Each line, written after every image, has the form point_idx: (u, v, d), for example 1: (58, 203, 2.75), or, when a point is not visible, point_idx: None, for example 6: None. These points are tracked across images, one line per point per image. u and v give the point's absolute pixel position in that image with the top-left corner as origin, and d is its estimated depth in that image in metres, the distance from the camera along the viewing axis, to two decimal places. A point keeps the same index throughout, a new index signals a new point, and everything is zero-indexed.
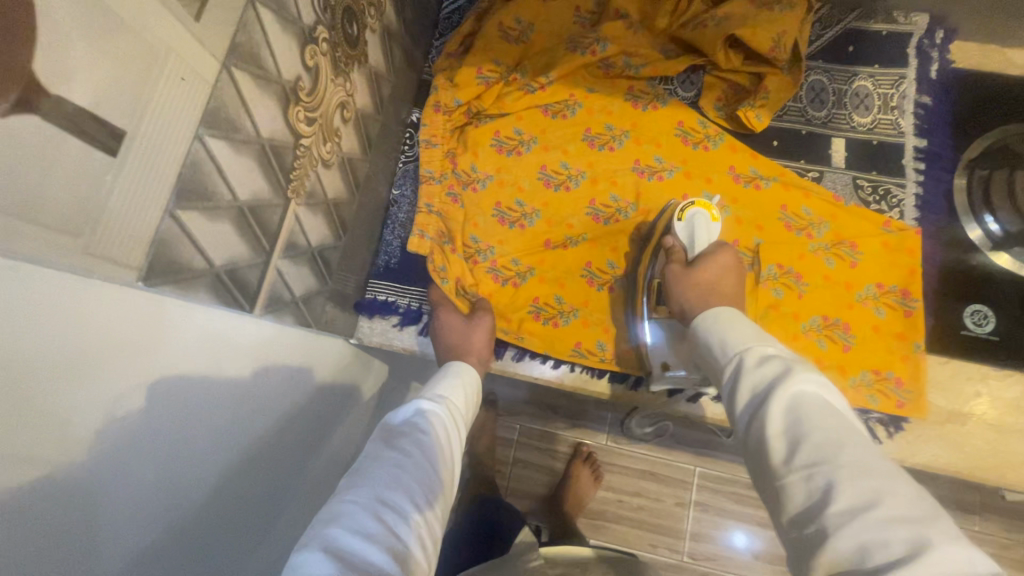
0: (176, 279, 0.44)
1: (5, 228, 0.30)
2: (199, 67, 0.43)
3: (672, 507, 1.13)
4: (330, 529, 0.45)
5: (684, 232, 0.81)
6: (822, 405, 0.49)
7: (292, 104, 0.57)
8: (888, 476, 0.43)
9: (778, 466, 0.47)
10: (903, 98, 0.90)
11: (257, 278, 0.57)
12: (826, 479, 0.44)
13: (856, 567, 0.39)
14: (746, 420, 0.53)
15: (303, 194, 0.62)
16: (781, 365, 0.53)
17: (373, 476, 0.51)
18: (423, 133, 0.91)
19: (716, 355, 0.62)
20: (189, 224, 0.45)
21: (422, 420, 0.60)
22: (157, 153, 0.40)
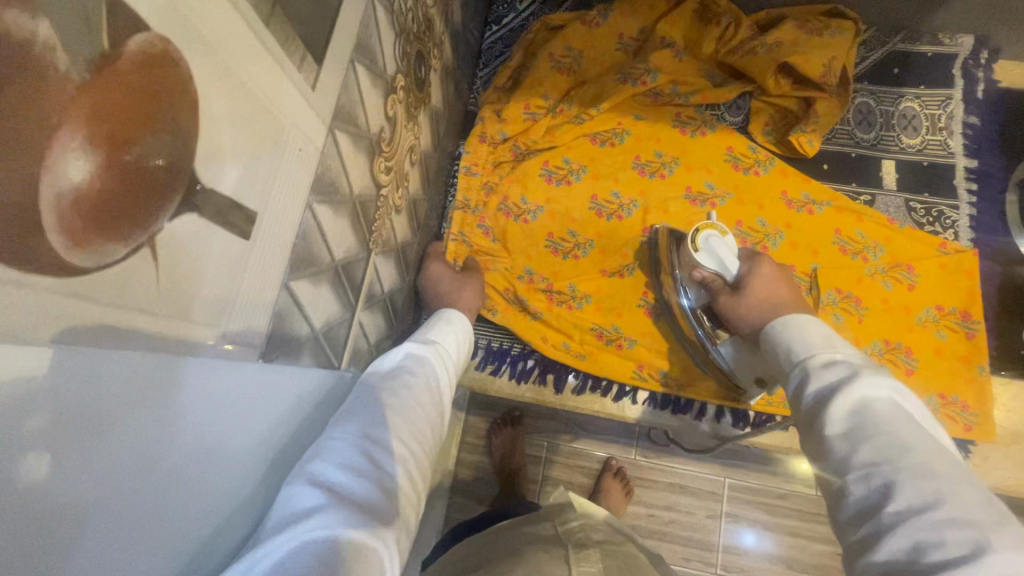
0: (286, 349, 0.44)
1: (165, 330, 0.29)
2: (313, 135, 0.42)
3: (704, 521, 0.97)
4: (313, 462, 0.40)
5: (711, 260, 0.74)
6: (891, 409, 0.45)
7: (376, 155, 0.56)
8: (957, 480, 0.39)
9: (837, 466, 0.44)
10: (951, 118, 0.90)
11: (344, 334, 0.56)
12: (887, 479, 0.40)
13: (910, 568, 0.36)
14: (805, 422, 0.49)
15: (380, 243, 0.62)
16: (846, 368, 0.49)
17: (363, 407, 0.46)
18: (464, 161, 0.90)
19: (777, 359, 0.58)
20: (298, 293, 0.44)
21: (417, 358, 0.56)
22: (281, 229, 0.39)
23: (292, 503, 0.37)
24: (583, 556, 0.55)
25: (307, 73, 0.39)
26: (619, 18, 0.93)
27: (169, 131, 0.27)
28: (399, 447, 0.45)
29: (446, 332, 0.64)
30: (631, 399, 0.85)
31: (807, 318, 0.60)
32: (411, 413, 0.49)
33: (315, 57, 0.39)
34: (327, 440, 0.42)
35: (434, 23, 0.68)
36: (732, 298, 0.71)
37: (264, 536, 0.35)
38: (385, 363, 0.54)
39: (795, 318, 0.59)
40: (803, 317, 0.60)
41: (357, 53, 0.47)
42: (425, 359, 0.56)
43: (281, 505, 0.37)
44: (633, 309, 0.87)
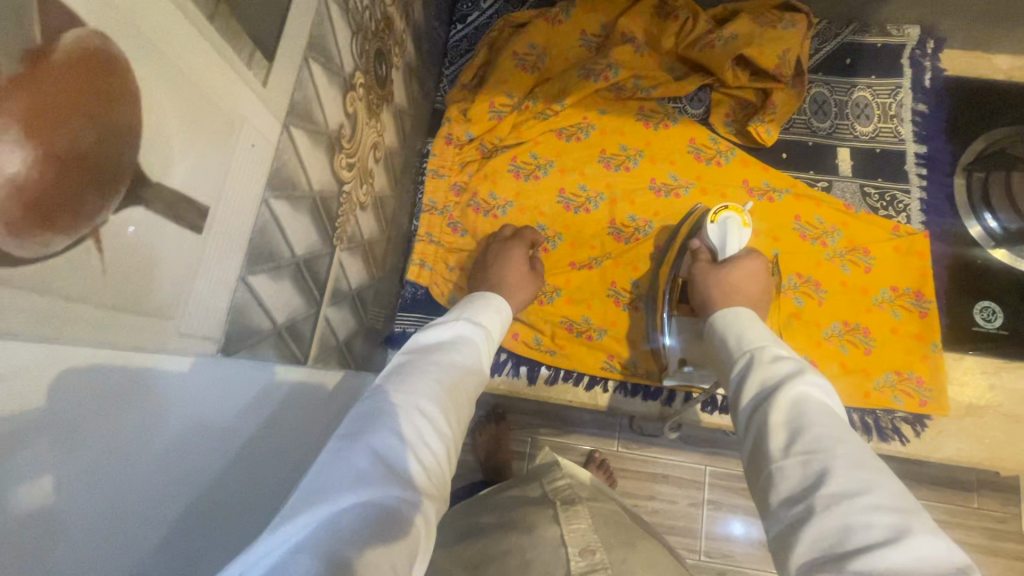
0: (246, 343, 0.44)
1: (114, 321, 0.30)
2: (265, 130, 0.42)
3: (686, 509, 0.98)
4: (366, 430, 0.41)
5: (715, 235, 0.79)
6: (823, 407, 0.50)
7: (337, 152, 0.56)
8: (878, 471, 0.43)
9: (776, 450, 0.47)
10: (901, 106, 0.94)
11: (310, 329, 0.57)
12: (822, 466, 0.44)
13: (835, 547, 0.39)
14: (751, 407, 0.53)
15: (345, 239, 0.62)
16: (794, 367, 0.54)
17: (410, 382, 0.48)
18: (431, 164, 0.92)
19: (727, 351, 0.62)
20: (257, 287, 0.44)
21: (460, 341, 0.57)
22: (235, 224, 0.40)
23: (338, 468, 0.38)
24: (572, 513, 0.61)
25: (257, 69, 0.39)
26: (581, 15, 0.95)
27: (111, 124, 0.27)
28: (441, 422, 0.46)
29: (489, 316, 0.66)
30: (603, 387, 0.87)
31: (753, 315, 0.66)
32: (453, 391, 0.50)
33: (265, 54, 0.40)
34: (376, 410, 0.44)
35: (394, 22, 0.69)
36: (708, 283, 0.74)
37: (310, 496, 0.36)
38: (428, 342, 0.55)
39: (739, 311, 0.66)
40: (753, 316, 0.66)
41: (310, 51, 0.47)
42: (467, 342, 0.58)
43: (327, 467, 0.38)
44: (602, 299, 0.88)
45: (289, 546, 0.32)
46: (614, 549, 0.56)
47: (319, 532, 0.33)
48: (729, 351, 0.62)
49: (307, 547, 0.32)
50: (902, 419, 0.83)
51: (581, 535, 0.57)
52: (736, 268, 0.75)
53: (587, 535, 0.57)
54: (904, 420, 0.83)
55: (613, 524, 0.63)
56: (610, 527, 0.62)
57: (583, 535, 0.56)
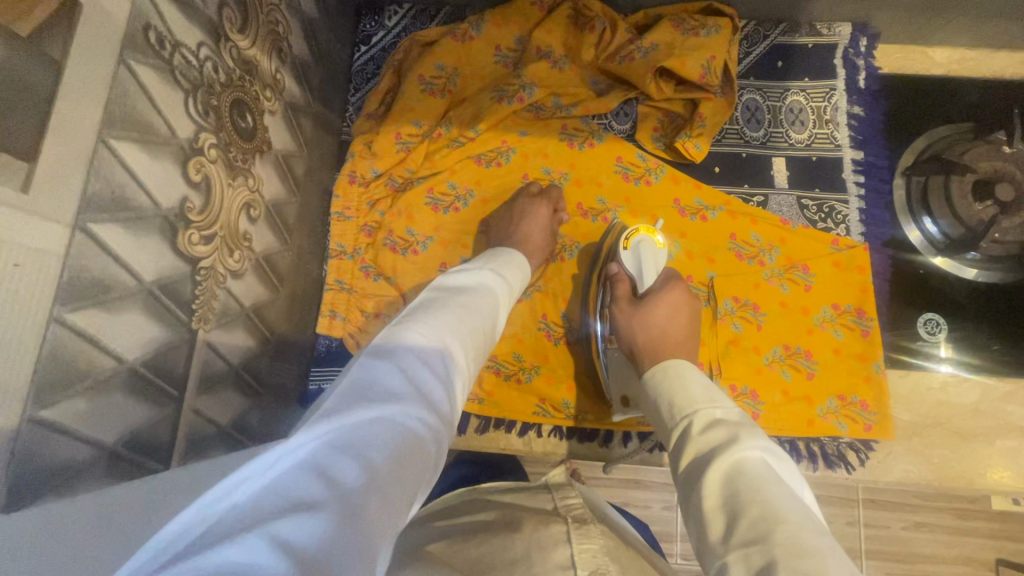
0: (51, 485, 0.38)
1: None
2: (41, 241, 0.35)
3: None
4: (405, 352, 0.41)
5: (632, 262, 0.76)
6: (768, 475, 0.41)
7: (182, 229, 0.49)
8: (828, 555, 0.34)
9: (717, 545, 0.39)
10: (836, 110, 0.89)
11: (169, 430, 0.51)
12: (763, 559, 0.35)
13: None
14: (684, 486, 0.45)
15: (212, 318, 0.56)
16: (728, 433, 0.46)
17: (443, 316, 0.47)
18: (337, 205, 0.85)
19: (663, 418, 0.54)
20: (59, 419, 0.38)
21: (485, 287, 0.56)
22: (6, 367, 0.34)
23: (376, 381, 0.37)
24: (583, 532, 0.46)
25: (8, 174, 0.32)
26: (492, 29, 0.88)
27: None
28: (460, 367, 0.45)
29: (510, 268, 0.64)
30: (537, 432, 0.82)
31: (685, 367, 0.58)
32: (473, 332, 0.49)
33: (20, 154, 0.33)
34: (411, 333, 0.43)
35: (260, 63, 0.62)
36: (632, 320, 0.69)
37: (349, 400, 0.35)
38: (458, 282, 0.54)
39: (676, 362, 0.59)
40: (684, 367, 0.58)
41: (111, 128, 0.40)
42: (490, 289, 0.57)
43: (364, 374, 0.37)
44: (532, 335, 0.83)
45: (325, 445, 0.31)
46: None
47: (354, 437, 0.32)
48: (664, 416, 0.54)
49: (342, 450, 0.31)
50: (848, 445, 0.80)
51: (592, 556, 0.42)
52: (659, 301, 0.70)
53: (598, 556, 0.42)
54: (850, 446, 0.80)
55: (631, 552, 0.48)
56: (627, 554, 0.47)
57: (593, 556, 0.42)
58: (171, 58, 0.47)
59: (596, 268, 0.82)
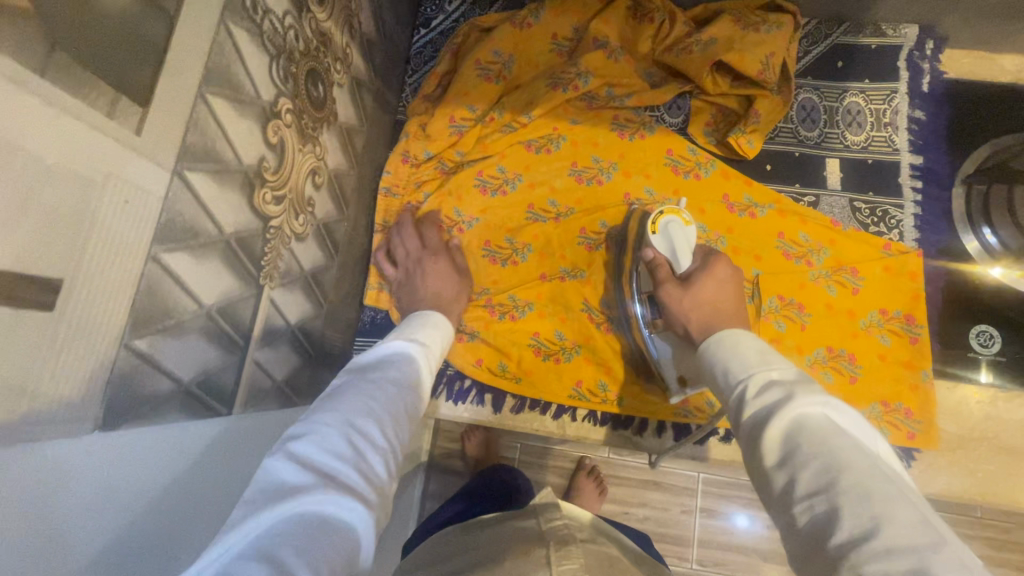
0: (136, 413, 0.40)
1: None
2: (147, 182, 0.38)
3: (678, 519, 1.06)
4: (310, 440, 0.41)
5: (664, 244, 0.76)
6: (830, 428, 0.42)
7: (257, 187, 0.52)
8: (891, 496, 0.36)
9: (780, 496, 0.40)
10: (896, 113, 0.87)
11: (233, 378, 0.53)
12: (830, 505, 0.37)
13: None
14: (745, 444, 0.46)
15: (277, 276, 0.59)
16: (783, 393, 0.46)
17: (349, 394, 0.47)
18: (385, 182, 0.87)
19: (721, 384, 0.54)
20: (147, 352, 0.41)
21: (404, 356, 0.57)
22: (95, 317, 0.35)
23: (271, 485, 0.37)
24: (566, 553, 0.52)
25: (124, 117, 0.35)
26: (551, 18, 0.89)
27: None
28: (380, 437, 0.45)
29: (434, 331, 0.65)
30: (571, 417, 0.83)
31: (739, 334, 0.57)
32: (392, 402, 0.49)
33: (136, 99, 0.36)
34: (320, 419, 0.44)
35: (333, 36, 0.64)
36: (680, 302, 0.69)
37: (243, 517, 0.35)
38: (374, 357, 0.55)
39: (731, 331, 0.58)
40: (739, 335, 0.57)
41: (209, 84, 0.43)
42: (410, 357, 0.57)
43: (259, 481, 0.38)
44: (575, 314, 0.85)
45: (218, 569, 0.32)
46: None
47: (245, 554, 0.33)
48: (721, 384, 0.54)
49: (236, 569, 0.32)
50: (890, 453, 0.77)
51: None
52: (707, 279, 0.70)
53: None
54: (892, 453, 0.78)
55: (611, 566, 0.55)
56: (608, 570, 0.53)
57: None
58: (261, 23, 0.49)
59: (625, 261, 0.82)
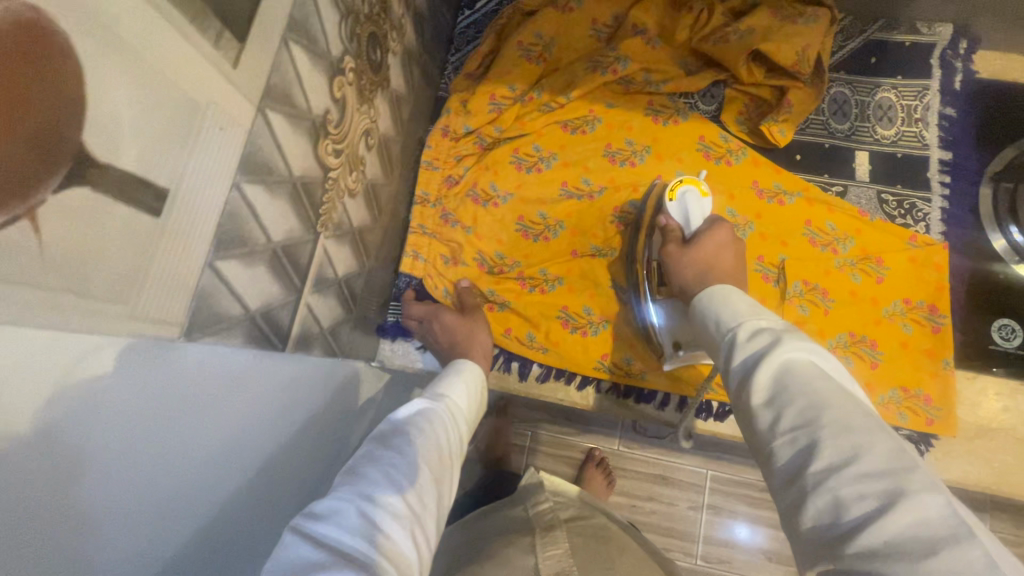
0: (215, 330, 0.43)
1: (46, 302, 0.28)
2: (237, 114, 0.41)
3: (685, 511, 1.13)
4: (324, 521, 0.40)
5: (678, 211, 0.79)
6: (816, 372, 0.43)
7: (321, 137, 0.55)
8: (870, 431, 0.38)
9: (765, 431, 0.42)
10: (928, 110, 0.88)
11: (289, 317, 0.56)
12: (813, 439, 0.39)
13: (834, 526, 0.35)
14: (733, 389, 0.47)
15: (331, 227, 0.62)
16: (771, 337, 0.47)
17: (366, 468, 0.46)
18: (426, 155, 0.90)
19: (711, 335, 0.54)
20: (227, 274, 0.44)
21: (428, 416, 0.56)
22: (110, 282, 0.32)
23: (286, 563, 0.37)
24: (550, 539, 0.66)
25: (226, 50, 0.38)
26: (593, 4, 0.92)
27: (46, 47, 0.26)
28: (401, 507, 0.44)
29: (457, 385, 0.65)
30: (595, 388, 0.86)
31: (729, 289, 0.57)
32: (415, 472, 0.48)
33: (235, 35, 0.39)
34: (339, 495, 0.43)
35: (393, 6, 0.68)
36: (682, 264, 0.70)
37: None
38: (395, 421, 0.54)
39: (722, 286, 0.58)
40: (728, 289, 0.57)
41: (291, 31, 0.46)
42: (435, 418, 0.56)
43: (278, 558, 0.38)
44: (603, 291, 0.87)
45: None
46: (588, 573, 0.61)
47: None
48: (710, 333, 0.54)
49: None
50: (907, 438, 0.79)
51: (556, 561, 0.62)
52: (707, 239, 0.72)
53: (562, 560, 0.62)
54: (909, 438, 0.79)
55: (593, 539, 0.69)
56: (590, 545, 0.68)
57: (557, 561, 0.62)
58: None
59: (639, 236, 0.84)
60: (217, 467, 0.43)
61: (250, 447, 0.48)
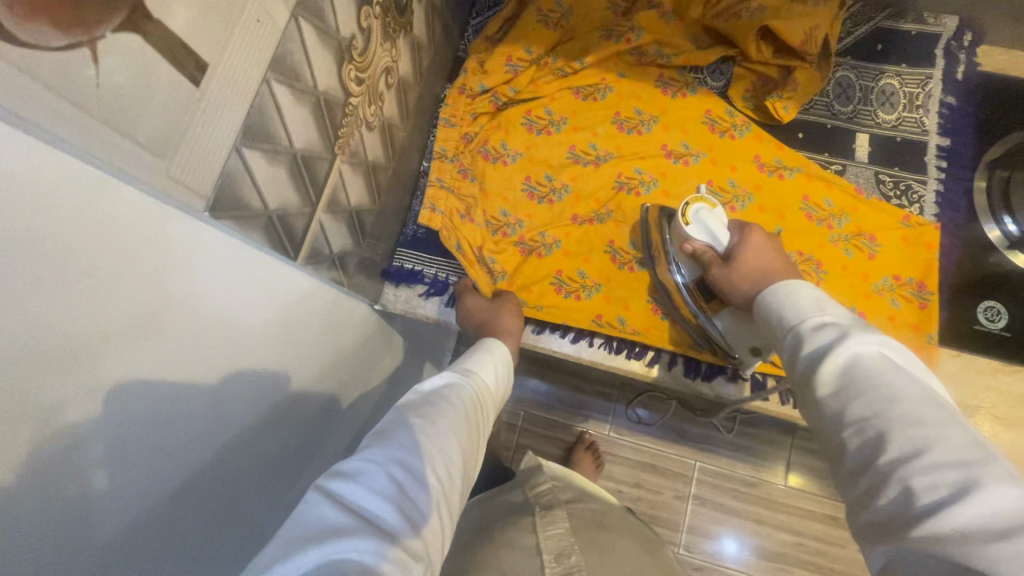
0: (237, 213, 0.46)
1: (91, 130, 0.31)
2: (272, 12, 0.45)
3: (670, 500, 1.16)
4: (354, 483, 0.42)
5: (700, 232, 0.78)
6: (883, 364, 0.46)
7: (345, 61, 0.58)
8: (940, 423, 0.40)
9: (834, 421, 0.46)
10: (929, 97, 0.91)
11: (303, 227, 0.59)
12: (880, 429, 0.42)
13: (898, 511, 0.38)
14: (800, 383, 0.51)
15: (347, 152, 0.65)
16: (837, 332, 0.50)
17: (394, 432, 0.49)
18: (445, 113, 0.94)
19: (775, 329, 0.58)
20: (251, 162, 0.47)
21: (452, 389, 0.59)
22: (88, 263, 0.33)
23: (306, 525, 0.38)
24: (550, 520, 0.68)
25: None
26: None
27: None
28: (428, 475, 0.46)
29: (484, 361, 0.68)
30: (588, 343, 0.87)
31: (801, 282, 0.59)
32: (442, 442, 0.50)
33: None
34: (368, 458, 0.45)
35: None
36: (728, 272, 0.72)
37: (286, 549, 0.36)
38: (421, 393, 0.57)
39: (785, 282, 0.60)
40: (798, 281, 0.60)
41: None
42: (459, 392, 0.59)
43: (302, 517, 0.39)
44: (601, 253, 0.90)
45: None
46: (588, 552, 0.63)
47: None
48: (775, 325, 0.58)
49: None
50: None
51: (557, 541, 0.64)
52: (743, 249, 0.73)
53: (562, 540, 0.64)
54: None
55: (591, 522, 0.71)
56: (589, 527, 0.69)
57: (557, 540, 0.64)
58: None
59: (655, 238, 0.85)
60: (195, 393, 0.45)
61: (238, 345, 0.51)
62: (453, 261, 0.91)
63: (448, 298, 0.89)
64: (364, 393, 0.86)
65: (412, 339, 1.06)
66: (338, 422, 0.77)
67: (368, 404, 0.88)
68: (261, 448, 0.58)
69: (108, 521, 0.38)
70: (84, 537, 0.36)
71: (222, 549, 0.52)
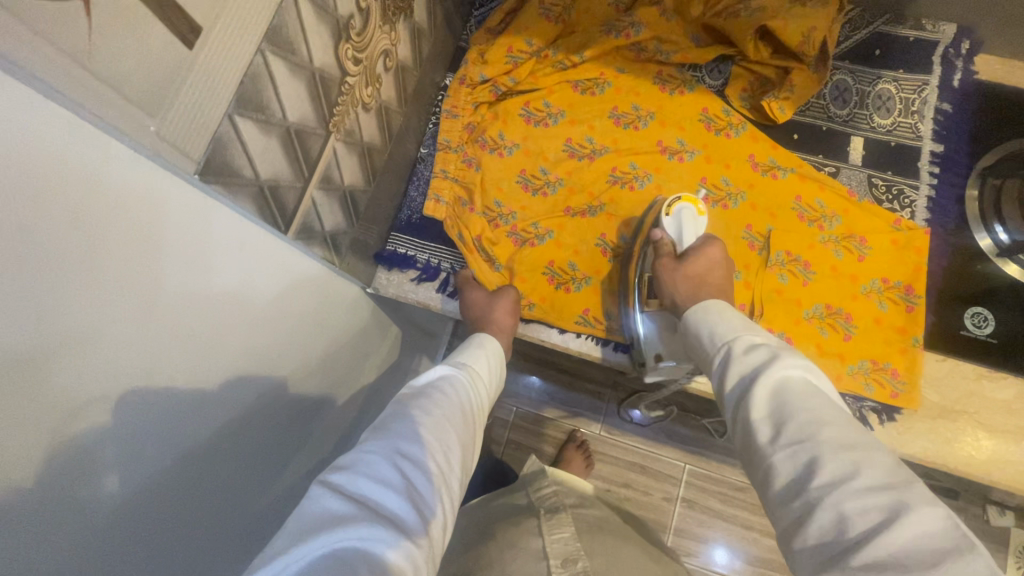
0: (227, 178, 0.47)
1: (79, 80, 0.32)
2: None
3: (659, 502, 1.16)
4: (358, 476, 0.43)
5: (673, 228, 0.82)
6: (808, 388, 0.47)
7: (342, 40, 0.60)
8: (866, 447, 0.41)
9: (763, 446, 0.45)
10: (924, 103, 0.92)
11: (294, 202, 0.60)
12: (812, 454, 0.41)
13: (836, 539, 0.37)
14: (734, 403, 0.50)
15: (342, 130, 0.66)
16: (767, 353, 0.51)
17: (394, 424, 0.50)
18: (447, 104, 0.95)
19: (704, 350, 0.59)
20: (242, 130, 0.48)
21: (448, 383, 0.59)
22: (76, 216, 0.34)
23: (310, 517, 0.38)
24: (555, 523, 0.67)
25: None
26: None
27: None
28: (428, 463, 0.47)
29: (477, 355, 0.69)
30: (575, 334, 0.88)
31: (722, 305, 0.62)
32: (442, 433, 0.51)
33: None
34: (368, 452, 0.46)
35: None
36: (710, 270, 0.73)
37: (292, 542, 0.37)
38: (417, 385, 0.57)
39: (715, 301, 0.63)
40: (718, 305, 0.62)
41: None
42: (455, 385, 0.60)
43: (303, 511, 0.39)
44: (591, 246, 0.91)
45: None
46: (595, 556, 0.62)
47: None
48: (704, 343, 0.58)
49: None
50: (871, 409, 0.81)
51: (563, 544, 0.62)
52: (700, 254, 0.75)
53: (568, 544, 0.63)
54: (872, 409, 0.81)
55: (593, 525, 0.71)
56: (594, 531, 0.69)
57: (564, 545, 0.62)
58: None
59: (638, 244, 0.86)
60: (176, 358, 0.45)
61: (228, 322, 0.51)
62: (447, 248, 0.92)
63: (441, 284, 0.90)
64: (356, 378, 0.87)
65: (407, 328, 1.07)
66: (329, 404, 0.77)
67: (359, 389, 0.88)
68: (250, 423, 0.58)
69: (95, 471, 0.38)
70: (77, 499, 0.37)
71: (210, 525, 0.52)
